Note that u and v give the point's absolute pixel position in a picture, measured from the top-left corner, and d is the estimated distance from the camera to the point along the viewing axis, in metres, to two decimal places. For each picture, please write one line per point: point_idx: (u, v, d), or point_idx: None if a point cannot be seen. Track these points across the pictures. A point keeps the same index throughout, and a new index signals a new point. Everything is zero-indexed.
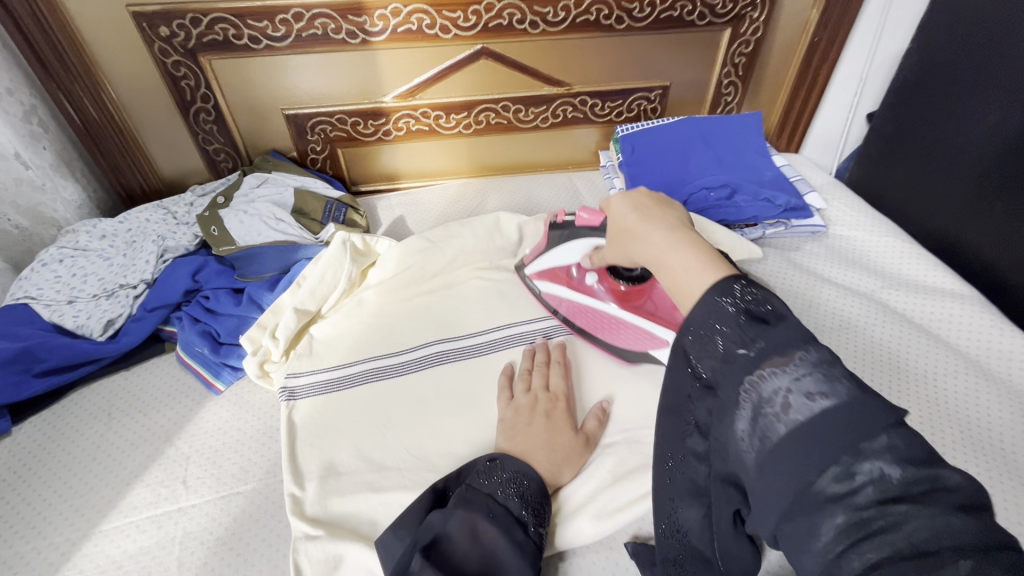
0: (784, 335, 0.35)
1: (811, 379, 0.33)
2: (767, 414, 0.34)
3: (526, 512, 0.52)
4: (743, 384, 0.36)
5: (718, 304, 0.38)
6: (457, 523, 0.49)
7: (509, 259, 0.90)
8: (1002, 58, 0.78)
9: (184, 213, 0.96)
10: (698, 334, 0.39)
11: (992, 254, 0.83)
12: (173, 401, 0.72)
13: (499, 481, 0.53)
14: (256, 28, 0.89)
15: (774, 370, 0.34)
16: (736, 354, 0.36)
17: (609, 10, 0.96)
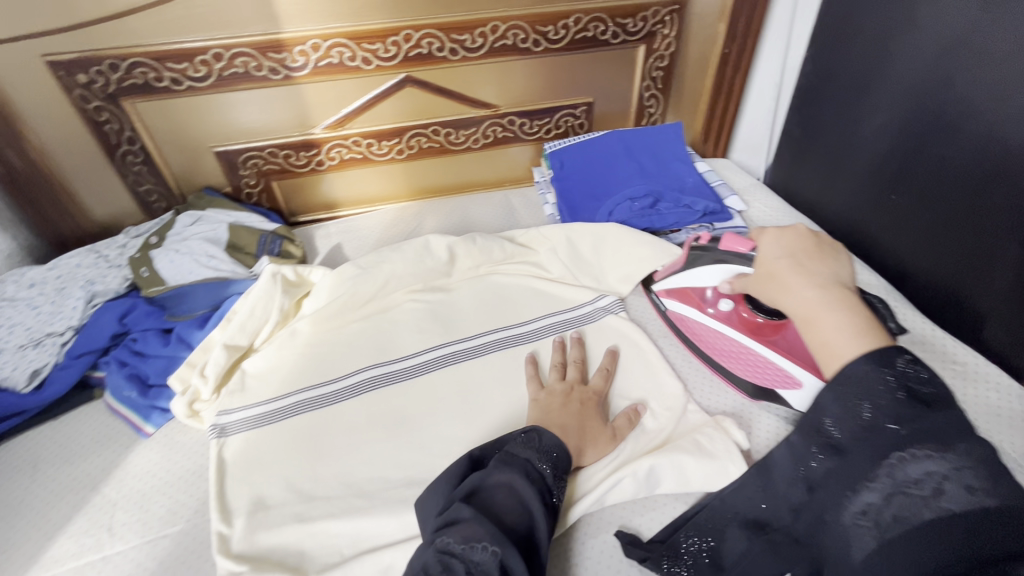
0: (943, 421, 0.44)
1: (963, 474, 0.41)
2: (912, 493, 0.42)
3: (556, 480, 0.55)
4: (888, 459, 0.44)
5: (880, 376, 0.47)
6: (495, 484, 0.52)
7: (442, 280, 0.92)
8: (883, 62, 0.84)
9: (116, 256, 0.95)
10: (849, 398, 0.48)
11: (894, 243, 0.88)
12: (101, 447, 0.72)
13: (538, 449, 0.56)
14: (176, 70, 0.90)
15: (928, 454, 0.42)
16: (887, 428, 0.45)
17: (525, 34, 1.00)
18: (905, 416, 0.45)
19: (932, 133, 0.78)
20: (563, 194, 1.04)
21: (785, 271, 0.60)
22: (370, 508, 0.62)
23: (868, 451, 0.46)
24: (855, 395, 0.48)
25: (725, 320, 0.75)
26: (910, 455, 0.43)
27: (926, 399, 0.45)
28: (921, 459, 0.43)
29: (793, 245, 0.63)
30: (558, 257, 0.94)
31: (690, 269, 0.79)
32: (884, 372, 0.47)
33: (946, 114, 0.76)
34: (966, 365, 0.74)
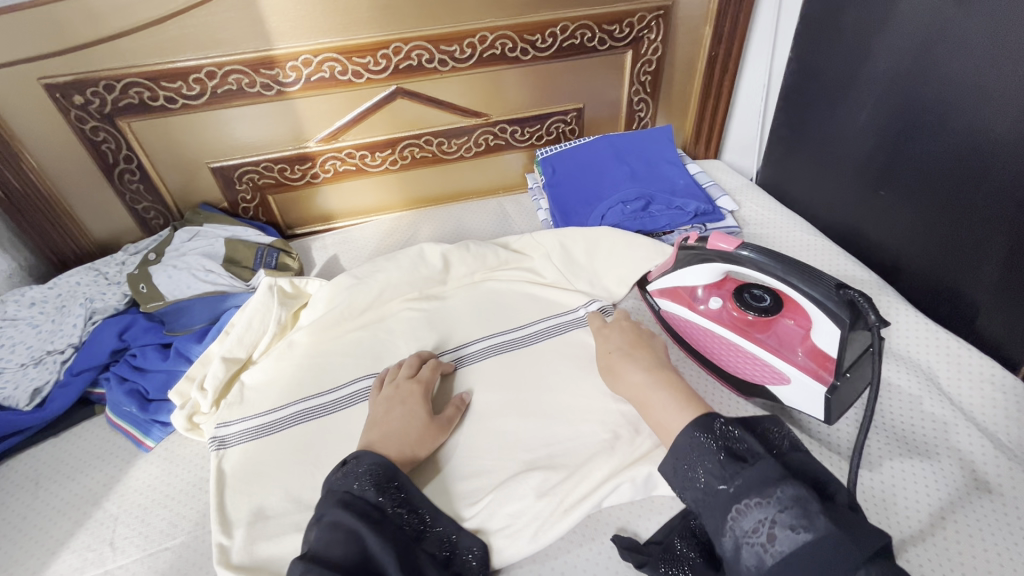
0: (756, 472, 0.47)
1: (785, 515, 0.44)
2: (754, 544, 0.44)
3: (381, 500, 0.55)
4: (729, 514, 0.46)
5: (701, 442, 0.51)
6: (326, 525, 0.52)
7: (438, 288, 0.93)
8: (866, 61, 0.85)
9: (115, 273, 0.97)
10: (682, 469, 0.51)
11: (885, 237, 0.89)
12: (102, 463, 0.72)
13: (354, 476, 0.56)
14: (170, 89, 0.91)
15: (755, 503, 0.45)
16: (719, 489, 0.48)
17: (513, 44, 1.02)
18: (730, 474, 0.48)
19: (916, 129, 0.79)
20: (555, 200, 1.05)
21: (616, 357, 0.67)
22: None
23: (713, 511, 0.48)
24: (685, 462, 0.51)
25: (715, 318, 0.76)
26: (743, 507, 0.46)
27: (743, 455, 0.49)
28: (751, 509, 0.45)
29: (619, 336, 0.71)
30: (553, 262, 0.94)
31: (679, 269, 0.79)
32: (701, 438, 0.51)
33: (929, 109, 0.77)
34: (962, 357, 0.75)
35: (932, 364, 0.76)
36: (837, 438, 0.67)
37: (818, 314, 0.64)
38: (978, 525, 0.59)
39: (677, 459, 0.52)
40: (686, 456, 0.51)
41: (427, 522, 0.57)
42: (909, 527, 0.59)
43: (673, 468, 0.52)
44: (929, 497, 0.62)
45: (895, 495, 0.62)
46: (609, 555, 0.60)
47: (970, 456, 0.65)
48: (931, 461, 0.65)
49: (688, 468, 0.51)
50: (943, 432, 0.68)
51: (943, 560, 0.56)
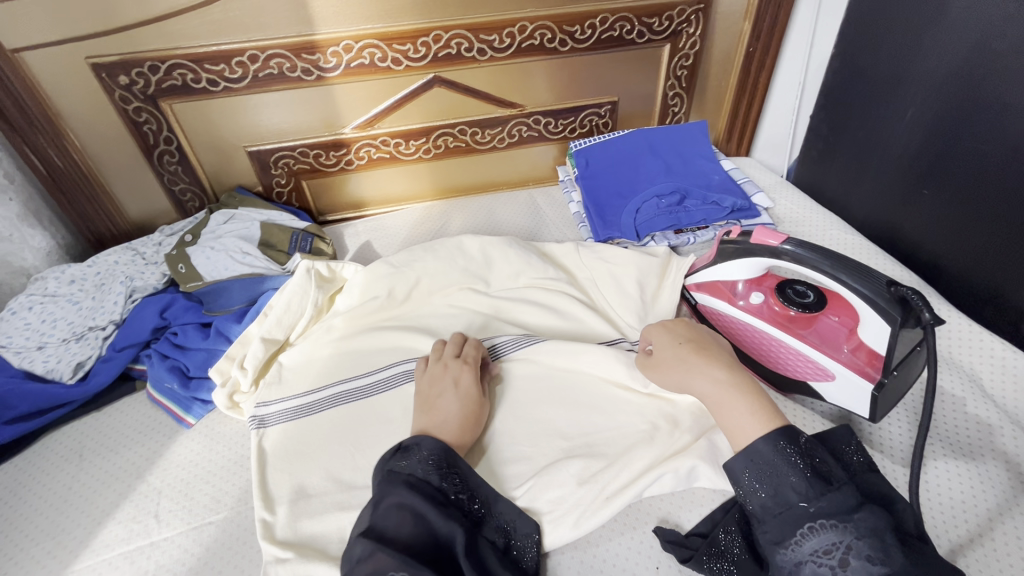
0: (839, 498, 0.47)
1: (863, 544, 0.45)
2: (820, 564, 0.45)
3: (444, 483, 0.55)
4: (799, 530, 0.47)
5: (788, 456, 0.50)
6: (389, 506, 0.52)
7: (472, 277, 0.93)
8: (915, 58, 0.84)
9: (152, 253, 0.98)
10: (763, 473, 0.51)
11: (925, 238, 0.88)
12: (144, 439, 0.73)
13: (420, 459, 0.56)
14: (213, 71, 0.92)
15: (833, 526, 0.46)
16: (797, 505, 0.48)
17: (552, 34, 1.01)
18: (814, 493, 0.48)
19: (964, 127, 0.78)
20: (589, 192, 1.05)
21: (686, 355, 0.64)
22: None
23: (779, 523, 0.48)
24: (767, 468, 0.51)
25: (756, 313, 0.76)
26: (817, 526, 0.47)
27: (828, 478, 0.49)
28: (827, 530, 0.46)
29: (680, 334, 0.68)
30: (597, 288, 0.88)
31: (718, 264, 0.79)
32: (787, 451, 0.51)
33: (980, 107, 0.76)
34: (1007, 360, 0.74)
35: (975, 366, 0.75)
36: (882, 439, 0.67)
37: (866, 309, 0.63)
38: None
39: (759, 461, 0.51)
40: (769, 461, 0.51)
41: (483, 510, 0.57)
42: (957, 530, 0.59)
43: (753, 469, 0.51)
44: (976, 500, 0.61)
45: (942, 497, 0.62)
46: (651, 545, 0.60)
47: (1018, 459, 0.64)
48: (977, 464, 0.64)
49: (769, 473, 0.50)
50: (988, 434, 0.67)
51: (993, 564, 0.56)
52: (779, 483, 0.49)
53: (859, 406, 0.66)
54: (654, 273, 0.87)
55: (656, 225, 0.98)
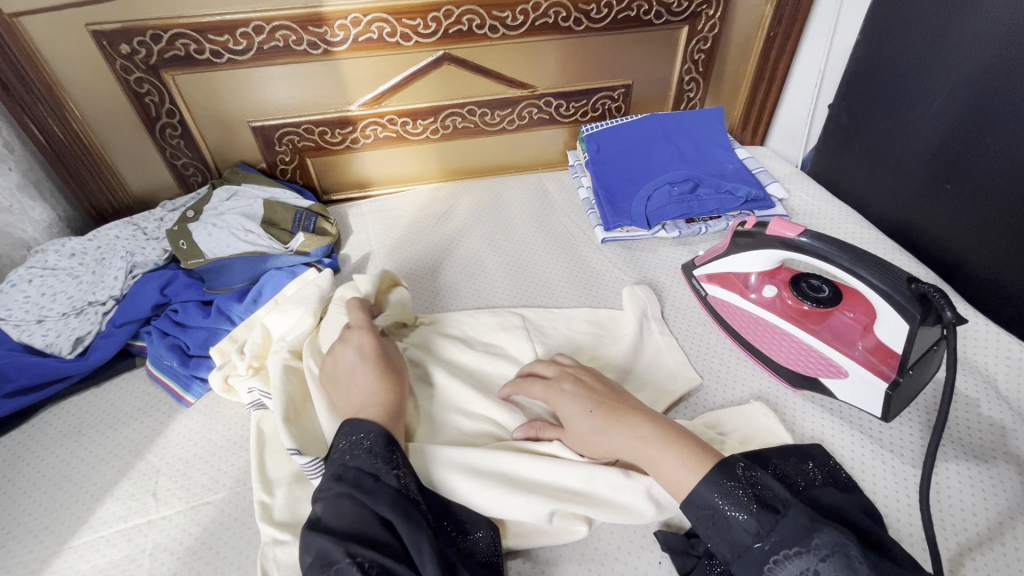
0: (791, 522, 0.45)
1: (828, 567, 0.42)
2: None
3: (379, 463, 0.51)
4: (769, 566, 0.45)
5: (724, 488, 0.49)
6: (328, 500, 0.49)
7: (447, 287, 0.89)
8: (944, 46, 0.80)
9: (154, 228, 0.96)
10: (711, 517, 0.48)
11: (944, 234, 0.86)
12: (143, 416, 0.72)
13: (350, 444, 0.52)
14: (217, 42, 0.89)
15: (796, 553, 0.44)
16: (753, 546, 0.46)
17: (566, 13, 0.98)
18: (766, 528, 0.46)
19: (991, 120, 0.76)
20: (599, 178, 1.02)
21: (597, 425, 0.57)
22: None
23: (749, 562, 0.46)
24: (710, 510, 0.48)
25: (769, 306, 0.74)
26: (782, 560, 0.44)
27: (774, 506, 0.47)
28: (793, 560, 0.44)
29: (581, 393, 0.60)
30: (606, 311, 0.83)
31: (730, 256, 0.77)
32: (719, 486, 0.49)
33: (1011, 98, 0.73)
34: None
35: (993, 368, 0.73)
36: (892, 438, 0.65)
37: (884, 306, 0.61)
38: None
39: (699, 507, 0.49)
40: (713, 500, 0.48)
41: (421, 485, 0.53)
42: (967, 532, 0.58)
43: (700, 520, 0.49)
44: (986, 504, 0.60)
45: (953, 500, 0.60)
46: (655, 538, 0.59)
47: None
48: (990, 467, 0.63)
49: (718, 517, 0.48)
50: (1002, 437, 0.66)
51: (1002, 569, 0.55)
52: (732, 521, 0.47)
53: (871, 404, 0.64)
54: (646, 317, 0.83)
55: (666, 213, 0.96)
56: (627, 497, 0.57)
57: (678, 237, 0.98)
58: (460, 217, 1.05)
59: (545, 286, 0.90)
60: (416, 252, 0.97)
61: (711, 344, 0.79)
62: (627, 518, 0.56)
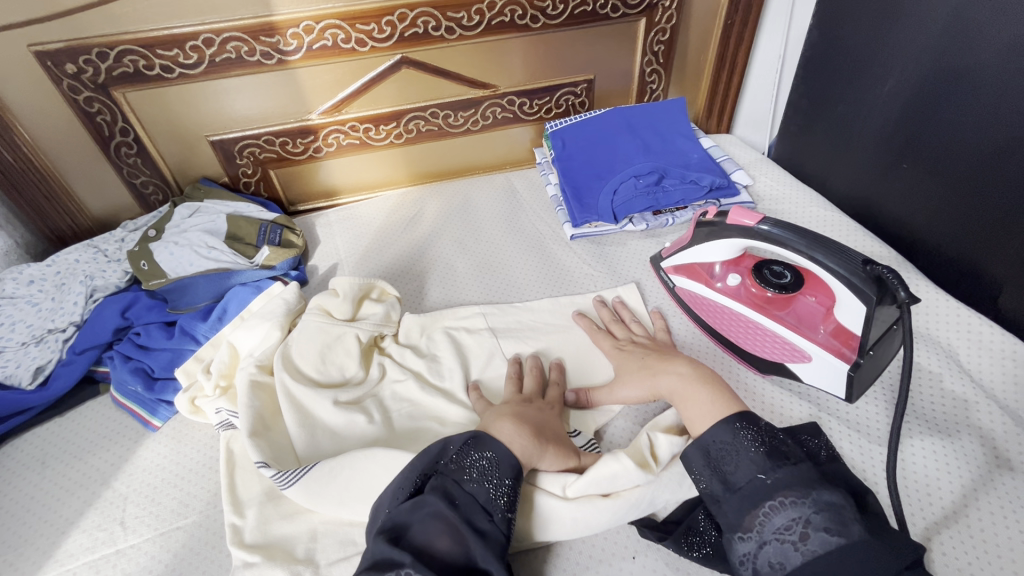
0: (797, 471, 0.48)
1: (819, 517, 0.45)
2: (784, 541, 0.45)
3: (498, 501, 0.52)
4: (760, 509, 0.47)
5: (744, 435, 0.52)
6: (427, 513, 0.50)
7: (464, 270, 0.94)
8: (893, 27, 0.81)
9: (115, 250, 0.94)
10: (724, 452, 0.52)
11: (904, 212, 0.87)
12: (109, 443, 0.71)
13: (478, 476, 0.53)
14: (166, 57, 0.88)
15: (790, 502, 0.46)
16: (757, 478, 0.49)
17: (522, 10, 0.98)
18: (769, 467, 0.49)
19: (941, 99, 0.77)
20: (566, 174, 1.02)
21: (647, 362, 0.68)
22: (367, 495, 0.59)
23: (740, 500, 0.49)
24: (729, 448, 0.52)
25: (733, 295, 0.75)
26: (778, 504, 0.47)
27: (785, 455, 0.50)
28: (786, 507, 0.46)
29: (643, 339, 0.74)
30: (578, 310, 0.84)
31: (694, 246, 0.78)
32: (737, 432, 0.53)
33: (961, 76, 0.73)
34: (983, 335, 0.74)
35: (955, 342, 0.75)
36: (858, 418, 0.66)
37: (842, 289, 0.62)
38: (1012, 507, 0.58)
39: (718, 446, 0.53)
40: (723, 440, 0.53)
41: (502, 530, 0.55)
42: (932, 508, 0.59)
43: (712, 451, 0.53)
44: (952, 477, 0.61)
45: (919, 476, 0.62)
46: (629, 534, 0.59)
47: (991, 434, 0.64)
48: (956, 440, 0.64)
49: (725, 453, 0.52)
50: (964, 410, 0.67)
51: (969, 542, 0.56)
52: (739, 461, 0.51)
53: (835, 386, 0.65)
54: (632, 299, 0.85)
55: (633, 207, 0.96)
56: (591, 517, 0.56)
57: (646, 229, 0.98)
58: (428, 222, 1.04)
59: (518, 287, 0.90)
60: (384, 259, 0.96)
61: (681, 334, 0.80)
62: (592, 524, 0.56)
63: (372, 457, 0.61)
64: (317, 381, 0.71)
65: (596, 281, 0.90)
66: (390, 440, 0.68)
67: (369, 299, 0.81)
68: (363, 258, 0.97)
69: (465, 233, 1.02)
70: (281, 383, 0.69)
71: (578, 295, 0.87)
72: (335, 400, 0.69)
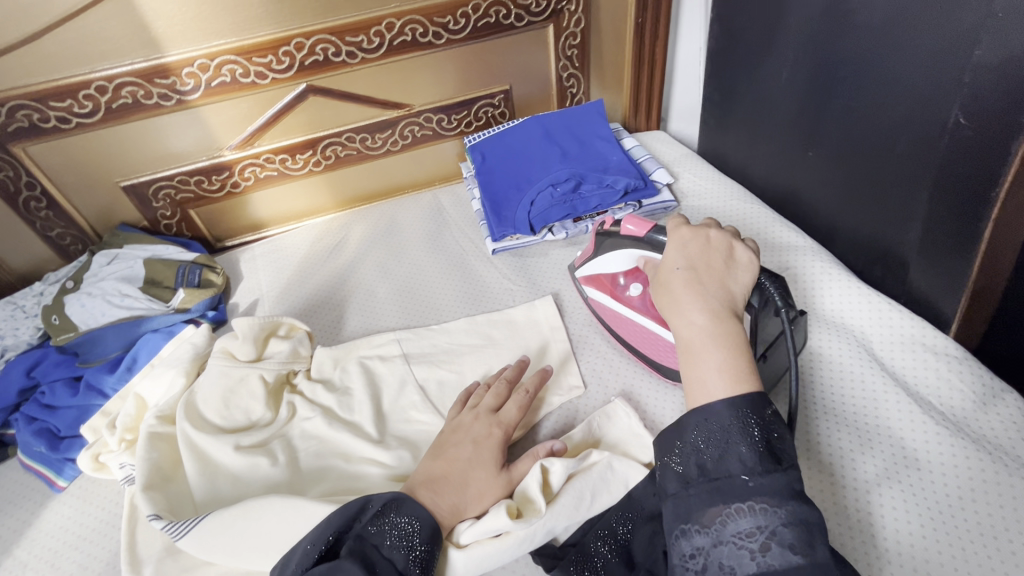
0: (784, 479, 0.44)
1: (788, 532, 0.41)
2: (741, 547, 0.42)
3: (411, 568, 0.51)
4: (726, 507, 0.43)
5: (746, 423, 0.46)
6: None
7: (383, 296, 0.92)
8: (784, 15, 0.80)
9: (32, 305, 0.93)
10: (713, 435, 0.47)
11: (817, 199, 0.86)
12: (15, 508, 0.70)
13: (404, 545, 0.52)
14: (60, 108, 0.87)
15: (762, 509, 0.42)
16: (738, 476, 0.44)
17: (423, 28, 0.97)
18: (756, 467, 0.44)
19: (834, 85, 0.76)
20: (485, 188, 1.01)
21: (677, 287, 0.56)
22: (259, 544, 0.58)
23: (711, 494, 0.45)
24: (719, 433, 0.47)
25: (635, 306, 0.73)
26: (746, 507, 0.43)
27: (779, 458, 0.45)
28: (754, 513, 0.42)
29: (695, 251, 0.59)
30: (495, 328, 0.83)
31: (600, 255, 0.77)
32: (743, 417, 0.47)
33: (846, 61, 0.72)
34: (896, 323, 0.73)
35: (869, 333, 0.73)
36: None
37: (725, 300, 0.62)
38: (913, 501, 0.57)
39: (710, 430, 0.47)
40: (726, 422, 0.47)
41: None
42: (835, 508, 0.58)
43: (704, 429, 0.47)
44: (856, 475, 0.60)
45: (824, 475, 0.60)
46: (528, 561, 0.58)
47: (900, 427, 0.63)
48: (863, 435, 0.63)
49: (721, 437, 0.46)
50: (875, 404, 0.66)
51: (868, 543, 0.55)
52: (727, 449, 0.46)
53: None
54: (549, 312, 0.84)
55: (550, 216, 0.95)
56: (488, 554, 0.55)
57: (567, 237, 0.97)
58: (353, 248, 1.03)
59: (436, 309, 0.89)
60: (306, 291, 0.95)
61: (598, 346, 0.79)
62: (486, 560, 0.55)
63: (265, 504, 0.60)
64: (221, 426, 0.70)
65: (519, 296, 0.88)
66: (294, 482, 0.66)
67: (277, 335, 0.80)
68: (285, 291, 0.96)
69: (390, 256, 1.00)
70: (181, 433, 0.68)
71: (499, 311, 0.86)
72: (236, 445, 0.68)
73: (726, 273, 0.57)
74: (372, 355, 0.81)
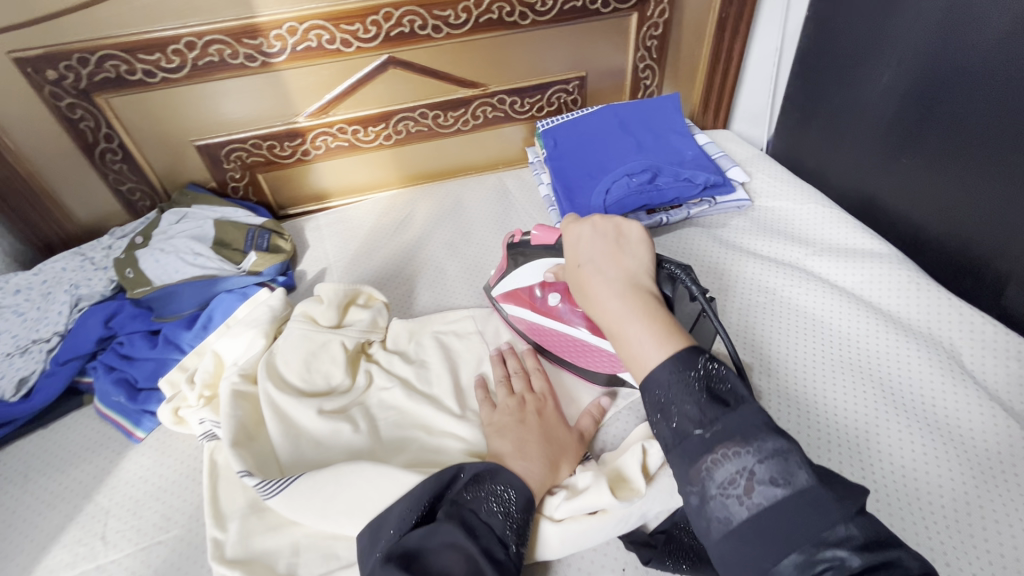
0: (741, 417, 0.38)
1: (765, 467, 0.36)
2: (728, 497, 0.36)
3: (510, 533, 0.50)
4: (700, 463, 0.38)
5: (688, 380, 0.40)
6: (445, 540, 0.47)
7: (452, 275, 0.92)
8: (891, 17, 0.79)
9: (102, 258, 0.92)
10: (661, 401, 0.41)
11: (904, 207, 0.85)
12: (93, 455, 0.70)
13: (504, 513, 0.51)
14: (149, 61, 0.87)
15: (733, 452, 0.37)
16: (693, 433, 0.39)
17: (510, 7, 0.96)
18: (712, 419, 0.39)
19: (942, 91, 0.74)
20: (558, 173, 1.00)
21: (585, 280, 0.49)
22: (350, 509, 0.57)
23: (682, 456, 0.39)
24: (666, 398, 0.41)
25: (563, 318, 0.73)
26: (720, 455, 0.37)
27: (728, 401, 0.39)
28: (729, 459, 0.37)
29: (587, 245, 0.53)
30: None
31: (514, 271, 0.77)
32: (687, 376, 0.40)
33: (960, 66, 0.71)
34: (988, 334, 0.71)
35: (959, 344, 0.72)
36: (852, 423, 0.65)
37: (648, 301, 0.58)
38: (1016, 515, 0.55)
39: (658, 390, 0.41)
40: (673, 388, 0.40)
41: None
42: (933, 517, 0.57)
43: (651, 399, 0.41)
44: (952, 485, 0.59)
45: (918, 483, 0.60)
46: (618, 546, 0.58)
47: (995, 439, 0.62)
48: (952, 443, 0.62)
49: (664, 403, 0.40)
50: (967, 415, 0.65)
51: (970, 553, 0.54)
52: (680, 406, 0.40)
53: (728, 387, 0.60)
54: None
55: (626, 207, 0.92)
56: (582, 534, 0.54)
57: None
58: (419, 224, 1.03)
59: None
60: (374, 263, 0.95)
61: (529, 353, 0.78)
62: (583, 541, 0.55)
63: (356, 468, 0.59)
64: (303, 389, 0.70)
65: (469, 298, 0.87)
66: (376, 450, 0.66)
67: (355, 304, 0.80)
68: (353, 262, 0.96)
69: (452, 236, 1.00)
70: (265, 392, 0.68)
71: None
72: (319, 409, 0.68)
73: (631, 254, 0.51)
74: (446, 331, 0.81)
